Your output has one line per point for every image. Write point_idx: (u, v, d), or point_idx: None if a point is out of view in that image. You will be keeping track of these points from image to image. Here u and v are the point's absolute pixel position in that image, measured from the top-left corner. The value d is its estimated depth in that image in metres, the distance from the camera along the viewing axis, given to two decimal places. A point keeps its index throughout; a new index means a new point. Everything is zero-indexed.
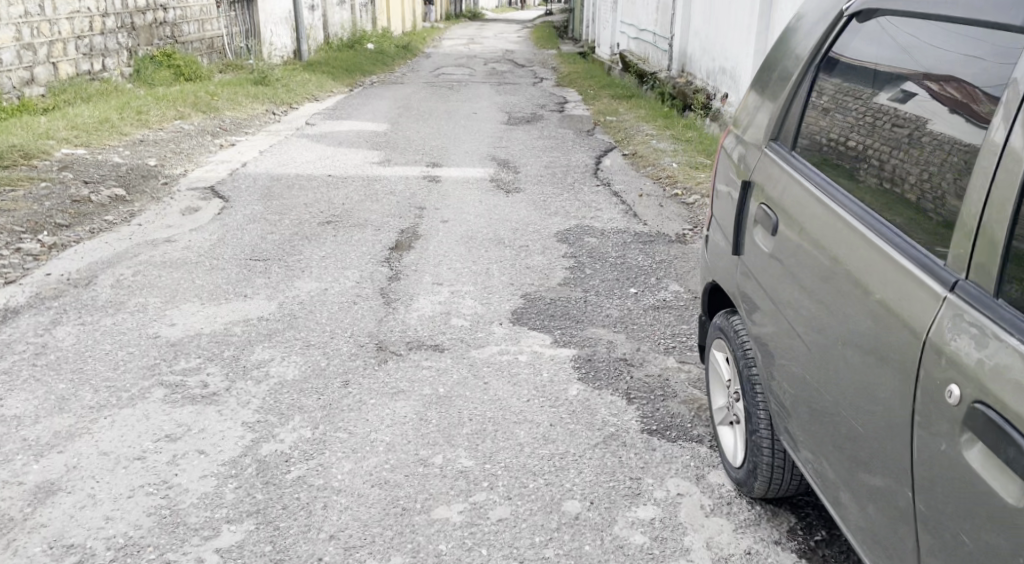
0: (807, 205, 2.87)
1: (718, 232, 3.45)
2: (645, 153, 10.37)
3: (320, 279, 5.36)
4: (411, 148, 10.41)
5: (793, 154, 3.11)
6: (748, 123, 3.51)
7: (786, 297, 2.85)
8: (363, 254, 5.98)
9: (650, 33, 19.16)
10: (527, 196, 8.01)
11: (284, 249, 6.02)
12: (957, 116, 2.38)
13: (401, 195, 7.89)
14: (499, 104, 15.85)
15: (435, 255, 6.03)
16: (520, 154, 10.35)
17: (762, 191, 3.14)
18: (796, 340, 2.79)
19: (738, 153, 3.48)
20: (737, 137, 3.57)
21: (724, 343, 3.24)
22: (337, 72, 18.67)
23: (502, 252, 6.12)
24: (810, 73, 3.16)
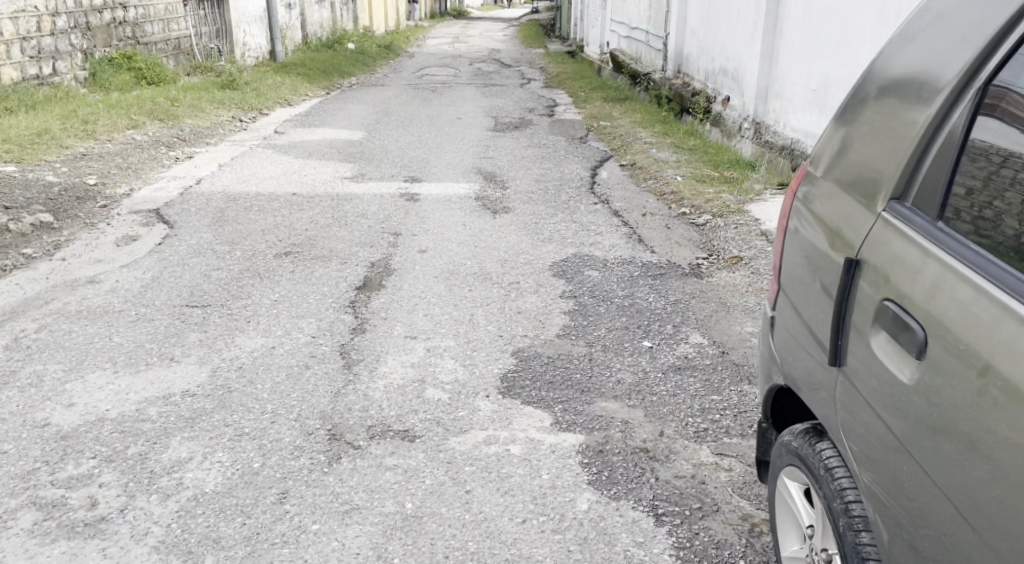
0: (976, 318, 2.03)
1: (804, 308, 2.62)
2: (648, 164, 9.46)
3: (267, 333, 4.43)
4: (388, 160, 9.49)
5: (934, 223, 2.26)
6: (845, 150, 2.65)
7: (941, 449, 2.05)
8: (323, 297, 5.06)
9: (643, 32, 18.27)
10: (517, 218, 7.12)
11: (230, 291, 5.09)
12: (1012, 128, 2.17)
13: (374, 217, 6.97)
14: (485, 108, 14.93)
15: (410, 297, 5.12)
16: (508, 166, 9.45)
17: (885, 274, 2.30)
18: (955, 515, 2.02)
19: (833, 197, 2.62)
20: (827, 169, 2.70)
21: (813, 481, 2.51)
22: (313, 75, 17.73)
23: (489, 293, 5.21)
24: (967, 103, 2.29)
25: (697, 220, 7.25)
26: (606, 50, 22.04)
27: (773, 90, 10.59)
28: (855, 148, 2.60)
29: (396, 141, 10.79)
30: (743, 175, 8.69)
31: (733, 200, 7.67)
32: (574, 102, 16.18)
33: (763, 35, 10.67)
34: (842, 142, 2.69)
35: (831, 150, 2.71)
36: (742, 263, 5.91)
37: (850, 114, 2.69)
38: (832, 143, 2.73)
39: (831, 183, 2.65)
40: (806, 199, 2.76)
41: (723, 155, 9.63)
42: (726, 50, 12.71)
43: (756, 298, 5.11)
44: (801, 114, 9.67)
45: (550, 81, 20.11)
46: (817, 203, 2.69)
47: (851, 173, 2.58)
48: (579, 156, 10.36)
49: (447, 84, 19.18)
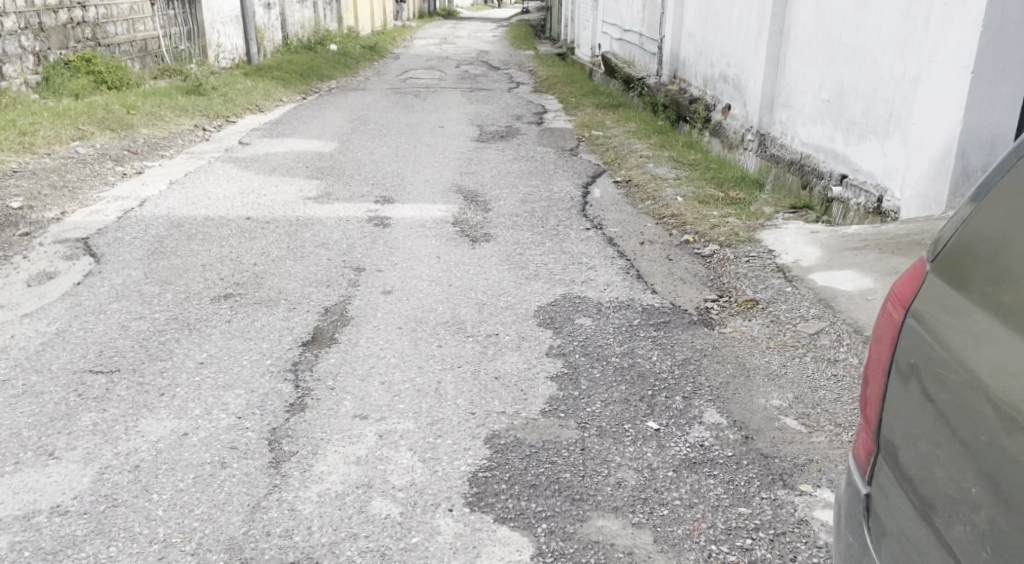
0: None
1: (940, 458, 2.23)
2: (648, 181, 8.65)
3: (176, 417, 3.53)
4: (358, 175, 8.67)
5: None
6: (994, 259, 2.24)
7: None
8: (259, 357, 4.22)
9: (637, 35, 17.47)
10: (498, 249, 6.29)
11: (148, 350, 4.22)
12: None
13: (334, 248, 6.12)
14: (470, 115, 14.09)
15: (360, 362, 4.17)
16: (491, 184, 8.63)
17: None
18: None
19: (979, 324, 2.21)
20: (966, 275, 2.28)
21: None
22: (290, 78, 16.89)
23: (462, 349, 4.40)
24: None
25: (702, 249, 6.43)
26: (597, 52, 21.19)
27: (780, 100, 9.77)
28: (1003, 254, 2.22)
29: (370, 154, 9.95)
30: (750, 196, 7.89)
31: (742, 226, 6.86)
32: (565, 108, 15.34)
33: (767, 40, 9.86)
34: (971, 235, 2.31)
35: (959, 245, 2.33)
36: (757, 308, 5.04)
37: (996, 210, 2.28)
38: (958, 231, 2.35)
39: (966, 292, 2.27)
40: (927, 310, 2.35)
41: (726, 171, 8.83)
42: (727, 55, 11.89)
43: (779, 359, 4.23)
44: (812, 127, 8.85)
45: (539, 85, 19.32)
46: (946, 321, 2.28)
47: (997, 283, 2.21)
48: (569, 171, 9.54)
49: (431, 88, 18.33)
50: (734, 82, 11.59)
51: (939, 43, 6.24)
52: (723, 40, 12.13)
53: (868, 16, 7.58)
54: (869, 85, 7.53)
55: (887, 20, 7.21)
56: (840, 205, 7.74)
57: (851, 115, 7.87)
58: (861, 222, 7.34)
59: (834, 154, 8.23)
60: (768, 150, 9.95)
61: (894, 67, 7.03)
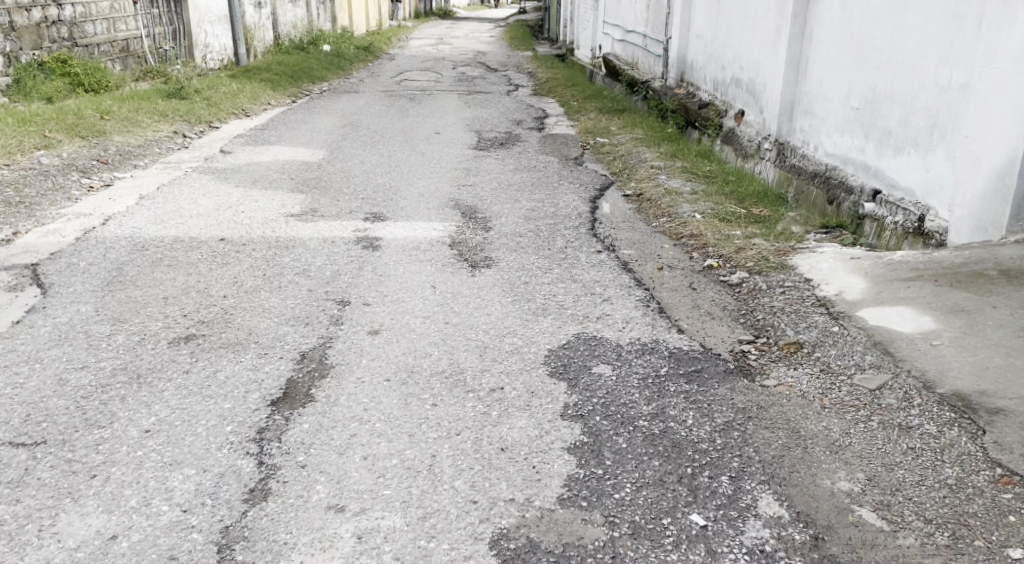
0: None
1: None
2: (662, 195, 7.99)
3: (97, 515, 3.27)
4: (347, 188, 8.00)
5: None
6: None
7: None
8: (212, 433, 3.61)
9: (640, 36, 16.83)
10: (499, 276, 5.62)
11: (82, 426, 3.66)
12: None
13: (316, 277, 5.44)
14: (467, 120, 13.40)
15: (334, 424, 3.68)
16: (492, 197, 7.95)
17: None
18: None
19: None
20: None
21: None
22: (280, 80, 16.19)
23: (458, 412, 3.78)
24: None
25: (728, 277, 5.76)
26: (599, 54, 20.52)
27: (801, 105, 9.11)
28: None
29: (361, 163, 9.27)
30: (775, 213, 7.23)
31: (772, 248, 6.19)
32: (566, 113, 14.66)
33: (785, 42, 9.19)
34: None
35: None
36: (803, 353, 4.37)
37: None
38: None
39: None
40: None
41: (746, 184, 8.17)
42: (740, 58, 11.23)
43: (841, 425, 3.75)
44: (838, 136, 8.19)
45: (539, 87, 18.68)
46: None
47: None
48: (575, 183, 8.87)
49: (427, 91, 17.64)
50: (748, 87, 10.93)
51: (994, 48, 5.59)
52: (735, 42, 11.47)
53: (904, 18, 6.92)
54: (905, 93, 6.87)
55: (926, 22, 6.56)
56: (874, 225, 7.07)
57: (884, 125, 7.22)
58: (899, 243, 6.69)
59: (864, 166, 7.58)
60: (788, 161, 9.29)
61: (936, 74, 6.39)
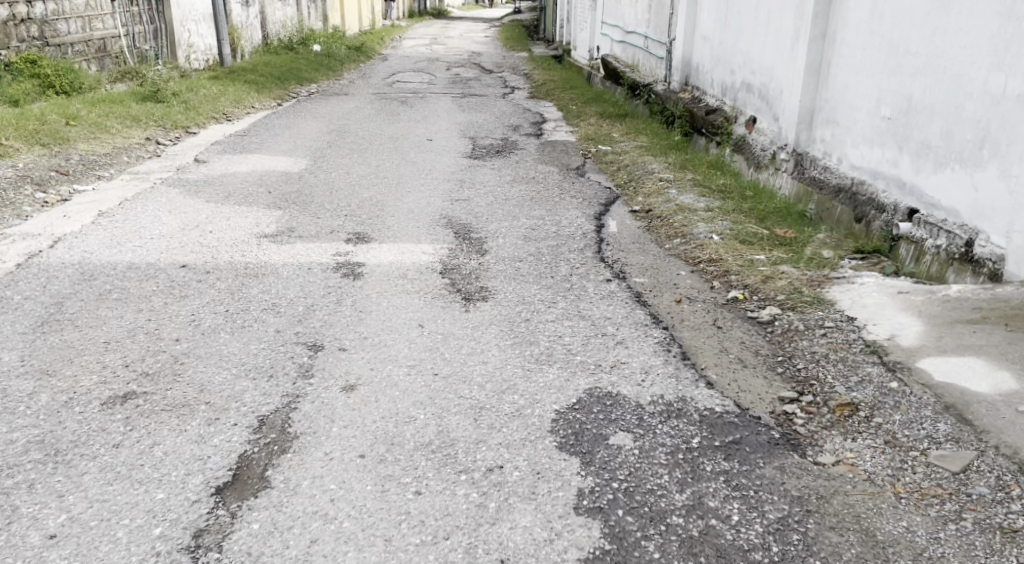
0: None
1: None
2: (673, 212, 7.30)
3: None
4: (329, 203, 7.29)
5: None
6: None
7: None
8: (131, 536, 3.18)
9: (641, 36, 16.15)
10: (497, 311, 4.92)
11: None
12: None
13: (286, 313, 4.74)
14: (460, 125, 12.68)
15: (290, 521, 3.25)
16: (487, 213, 7.25)
17: None
18: None
19: None
20: None
21: None
22: (265, 82, 15.43)
23: (435, 508, 3.29)
24: None
25: (756, 312, 5.08)
26: (597, 55, 19.83)
27: (821, 113, 8.44)
28: None
29: (345, 174, 8.56)
30: (802, 233, 6.53)
31: (804, 277, 5.51)
32: (565, 118, 13.97)
33: (803, 44, 8.53)
34: None
35: None
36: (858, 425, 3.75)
37: None
38: None
39: None
40: None
41: (764, 199, 7.49)
42: (751, 61, 10.56)
43: (924, 527, 3.30)
44: (864, 147, 7.53)
45: (536, 90, 18.00)
46: None
47: None
48: (578, 196, 8.18)
49: (419, 93, 16.91)
50: (760, 93, 10.26)
51: None
52: (746, 43, 10.79)
53: (945, 19, 6.26)
54: (947, 101, 6.22)
55: (975, 22, 5.94)
56: (910, 248, 6.45)
57: (920, 136, 6.56)
58: (940, 273, 6.12)
59: (896, 182, 6.92)
60: (807, 173, 8.63)
61: (989, 81, 5.80)
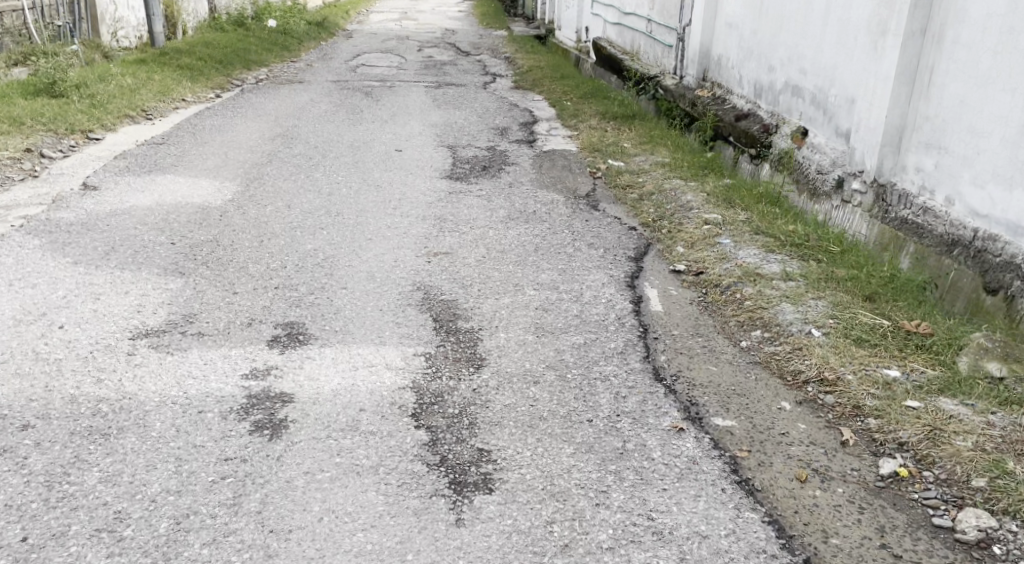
0: None
1: None
2: (737, 280, 5.27)
3: None
4: (253, 266, 5.27)
5: None
6: None
7: None
8: None
9: (642, 18, 14.04)
10: (505, 519, 3.12)
11: None
12: None
13: (132, 545, 2.98)
14: (436, 129, 10.60)
15: None
16: (478, 284, 5.26)
17: None
18: None
19: None
20: None
21: None
22: (204, 69, 13.31)
23: None
24: None
25: (945, 518, 3.22)
26: (586, 37, 17.66)
27: (914, 133, 6.42)
28: None
29: (284, 211, 6.52)
30: (945, 328, 4.41)
31: (993, 433, 3.53)
32: (559, 118, 11.88)
33: (892, 42, 6.52)
34: None
35: None
36: None
37: None
38: None
39: None
40: None
41: (860, 259, 5.45)
42: (801, 58, 8.50)
43: None
44: (995, 189, 5.62)
45: (519, 78, 15.93)
46: None
47: None
48: (597, 249, 6.17)
49: (387, 82, 14.76)
50: (815, 99, 8.22)
51: None
52: (793, 35, 8.73)
53: None
54: None
55: None
56: None
57: None
58: None
59: None
60: (894, 213, 6.60)
61: None
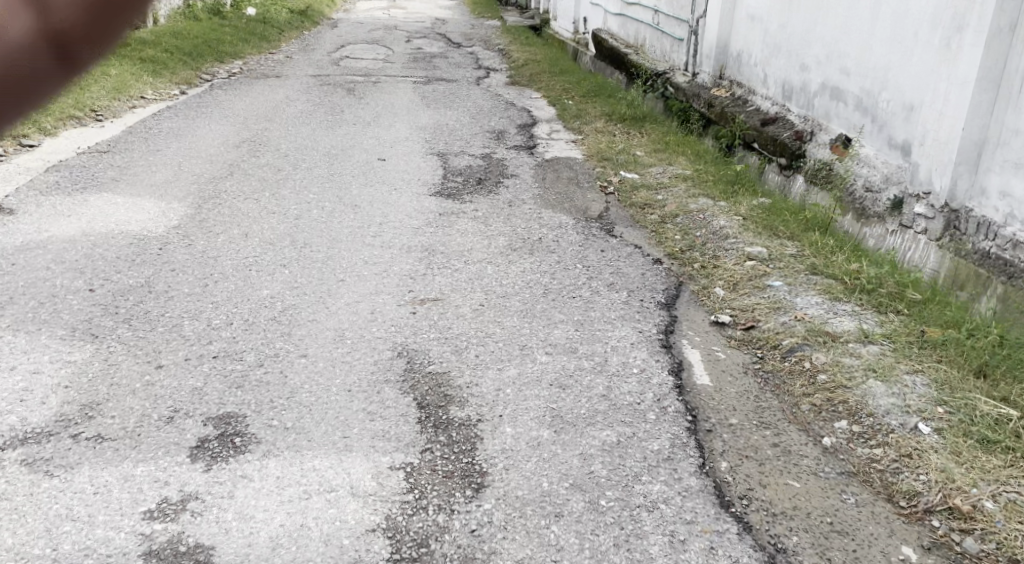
0: None
1: None
2: (801, 341, 4.16)
3: None
4: (186, 323, 4.18)
5: None
6: None
7: None
8: None
9: (648, 9, 12.89)
10: None
11: None
12: None
13: None
14: (424, 132, 9.50)
15: None
16: (475, 347, 4.18)
17: None
18: None
19: None
20: None
21: None
22: (170, 64, 12.21)
23: None
24: None
25: None
26: (585, 29, 16.52)
27: (1000, 149, 5.33)
28: None
29: (238, 242, 5.48)
30: None
31: None
32: (560, 120, 10.77)
33: (970, 39, 5.42)
34: None
35: None
36: None
37: None
38: None
39: None
40: None
41: (953, 310, 4.32)
42: (842, 55, 7.37)
43: None
44: None
45: (514, 73, 14.80)
46: None
47: None
48: (620, 293, 5.08)
49: (372, 77, 13.62)
50: (861, 104, 7.09)
51: None
52: (830, 29, 7.60)
53: None
54: None
55: None
56: None
57: None
58: None
59: None
60: (976, 247, 5.49)
61: None
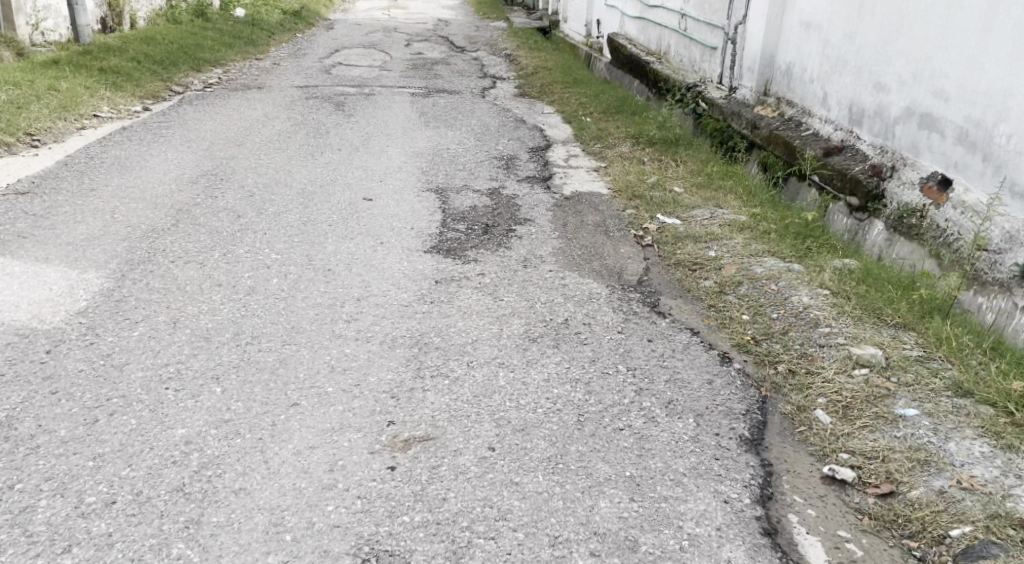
0: None
1: None
2: (986, 538, 2.99)
3: None
4: (42, 505, 2.98)
5: None
6: None
7: None
8: None
9: (674, 11, 11.40)
10: None
11: None
12: None
13: None
14: (421, 160, 8.08)
15: None
16: (479, 540, 2.95)
17: None
18: None
19: None
20: None
21: None
22: (136, 75, 10.77)
23: None
24: None
25: None
26: (599, 32, 15.04)
27: None
28: None
29: (162, 336, 4.07)
30: None
31: None
32: (579, 142, 9.34)
33: None
34: None
35: None
36: None
37: None
38: None
39: None
40: None
41: None
42: (933, 73, 5.67)
43: None
44: None
45: (523, 82, 13.37)
46: None
47: None
48: (683, 420, 3.62)
49: (366, 88, 12.17)
50: (964, 137, 5.42)
51: None
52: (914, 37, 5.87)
53: None
54: None
55: None
56: None
57: None
58: None
59: None
60: None
61: None
